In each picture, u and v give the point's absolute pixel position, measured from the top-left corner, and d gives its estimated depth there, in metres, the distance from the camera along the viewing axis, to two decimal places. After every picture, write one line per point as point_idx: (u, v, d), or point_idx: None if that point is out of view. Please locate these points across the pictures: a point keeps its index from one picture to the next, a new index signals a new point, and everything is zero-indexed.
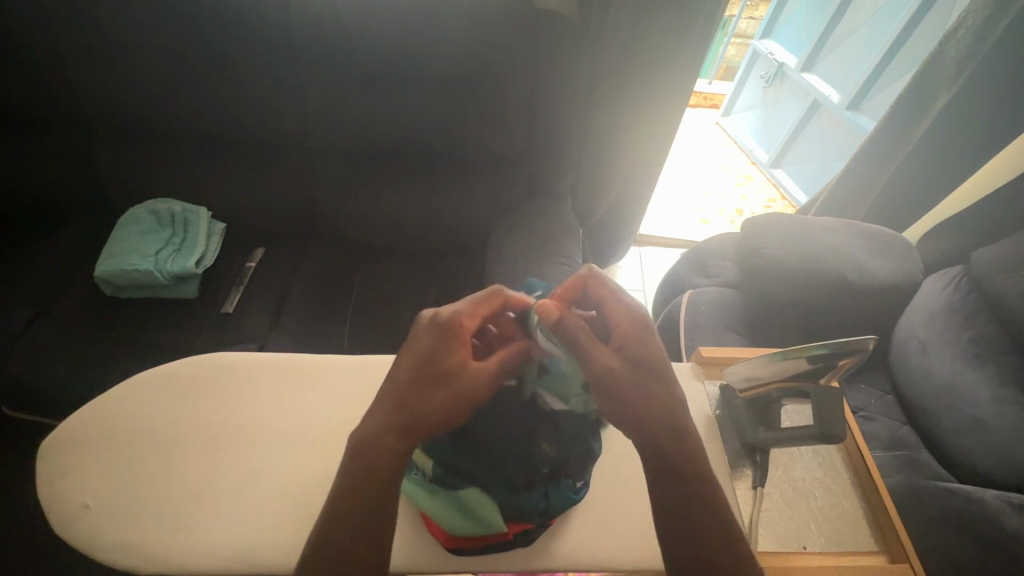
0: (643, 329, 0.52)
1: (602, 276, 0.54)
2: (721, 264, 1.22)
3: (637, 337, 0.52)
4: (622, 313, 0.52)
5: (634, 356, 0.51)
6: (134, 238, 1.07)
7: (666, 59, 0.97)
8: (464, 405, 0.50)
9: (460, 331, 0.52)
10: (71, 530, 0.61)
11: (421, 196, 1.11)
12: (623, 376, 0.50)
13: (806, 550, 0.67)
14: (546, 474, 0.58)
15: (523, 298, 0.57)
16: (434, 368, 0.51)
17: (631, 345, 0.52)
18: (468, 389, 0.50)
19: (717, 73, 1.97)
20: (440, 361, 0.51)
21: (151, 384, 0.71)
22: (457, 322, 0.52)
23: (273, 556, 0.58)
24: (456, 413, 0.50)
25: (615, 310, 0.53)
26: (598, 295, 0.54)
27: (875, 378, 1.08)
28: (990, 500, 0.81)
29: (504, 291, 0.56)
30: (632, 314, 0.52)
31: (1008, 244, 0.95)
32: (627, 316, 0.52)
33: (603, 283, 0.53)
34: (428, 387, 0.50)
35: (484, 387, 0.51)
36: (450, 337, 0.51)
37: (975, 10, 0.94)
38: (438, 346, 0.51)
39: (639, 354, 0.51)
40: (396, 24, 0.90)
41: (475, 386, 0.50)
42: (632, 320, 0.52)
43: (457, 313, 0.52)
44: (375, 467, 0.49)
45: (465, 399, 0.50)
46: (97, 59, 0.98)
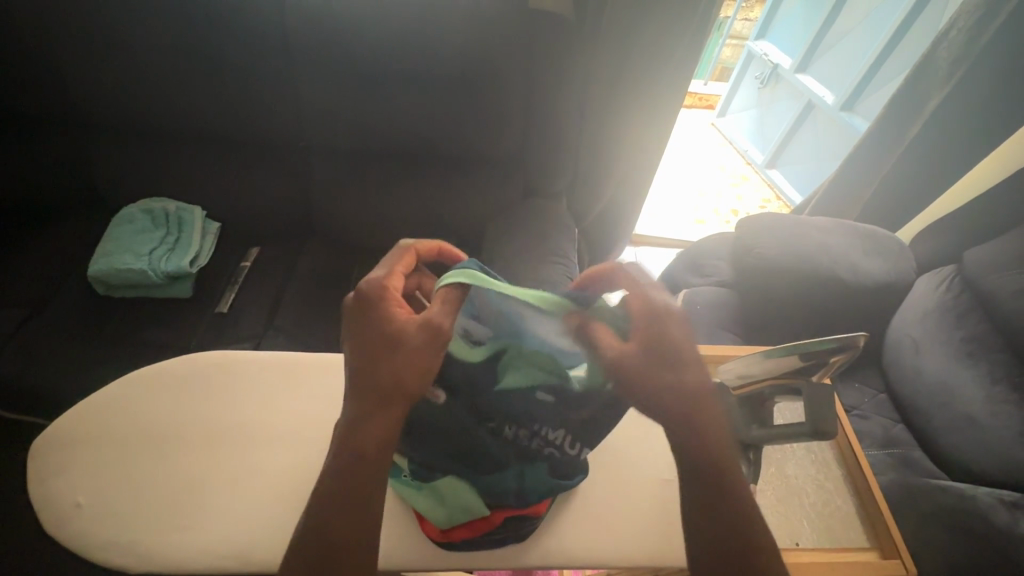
0: (662, 324, 0.47)
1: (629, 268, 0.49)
2: (717, 264, 1.23)
3: (654, 332, 0.47)
4: (639, 301, 0.48)
5: (650, 347, 0.47)
6: (128, 237, 1.07)
7: (662, 58, 0.97)
8: (429, 347, 0.48)
9: (386, 290, 0.50)
10: (63, 527, 0.61)
11: (418, 196, 1.11)
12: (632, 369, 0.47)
13: (798, 546, 0.67)
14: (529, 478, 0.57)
15: (429, 247, 0.58)
16: (381, 334, 0.48)
17: (648, 335, 0.47)
18: (419, 333, 0.48)
19: (713, 73, 1.97)
20: (381, 323, 0.48)
21: (145, 382, 0.71)
22: (381, 285, 0.50)
23: (266, 554, 0.58)
24: (425, 357, 0.48)
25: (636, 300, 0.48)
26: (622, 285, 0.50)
27: (869, 377, 1.09)
28: (982, 497, 0.82)
29: (409, 244, 0.56)
30: (651, 304, 0.47)
31: (1001, 243, 0.96)
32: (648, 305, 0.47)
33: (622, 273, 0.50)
34: (383, 352, 0.48)
35: (438, 324, 0.48)
36: (379, 300, 0.49)
37: (966, 12, 0.95)
38: (372, 314, 0.49)
39: (657, 348, 0.47)
40: (393, 23, 0.90)
41: (427, 324, 0.48)
42: (651, 312, 0.47)
43: (377, 278, 0.51)
44: (371, 459, 0.48)
45: (426, 342, 0.48)
46: (92, 58, 0.98)
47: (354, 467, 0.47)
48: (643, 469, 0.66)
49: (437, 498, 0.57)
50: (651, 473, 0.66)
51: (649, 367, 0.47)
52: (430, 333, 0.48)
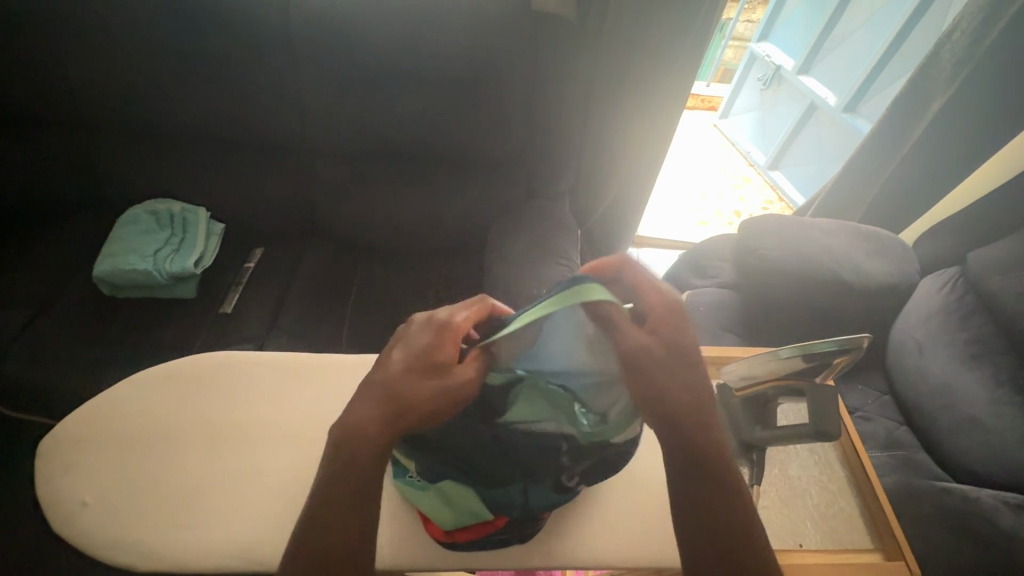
0: (675, 318, 0.50)
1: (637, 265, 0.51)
2: (720, 265, 1.23)
3: (667, 322, 0.50)
4: (655, 299, 0.50)
5: (667, 336, 0.49)
6: (132, 237, 1.07)
7: (665, 60, 0.97)
8: (455, 401, 0.49)
9: (461, 325, 0.51)
10: (69, 526, 0.61)
11: (420, 197, 1.11)
12: (654, 357, 0.48)
13: (802, 547, 0.67)
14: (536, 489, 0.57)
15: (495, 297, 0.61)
16: (429, 361, 0.49)
17: (665, 325, 0.50)
18: (460, 385, 0.49)
19: (716, 75, 1.92)
20: (437, 352, 0.49)
21: (152, 381, 0.71)
22: (459, 317, 0.52)
23: (270, 553, 0.59)
24: (446, 408, 0.48)
25: (651, 295, 0.50)
26: (633, 282, 0.51)
27: (872, 379, 1.09)
28: (986, 499, 0.82)
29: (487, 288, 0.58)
30: (667, 299, 0.50)
31: (1006, 244, 0.96)
32: (661, 301, 0.50)
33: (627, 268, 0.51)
34: (422, 378, 0.48)
35: (472, 385, 0.49)
36: (450, 330, 0.50)
37: (969, 14, 0.95)
38: (435, 338, 0.50)
39: (671, 336, 0.49)
40: (395, 24, 0.90)
41: (468, 380, 0.49)
42: (667, 305, 0.50)
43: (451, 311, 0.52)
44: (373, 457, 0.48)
45: (456, 395, 0.48)
46: (97, 59, 0.98)
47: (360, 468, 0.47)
48: (646, 471, 0.66)
49: (440, 497, 0.57)
50: (654, 474, 0.66)
51: (668, 356, 0.49)
52: (468, 383, 0.49)
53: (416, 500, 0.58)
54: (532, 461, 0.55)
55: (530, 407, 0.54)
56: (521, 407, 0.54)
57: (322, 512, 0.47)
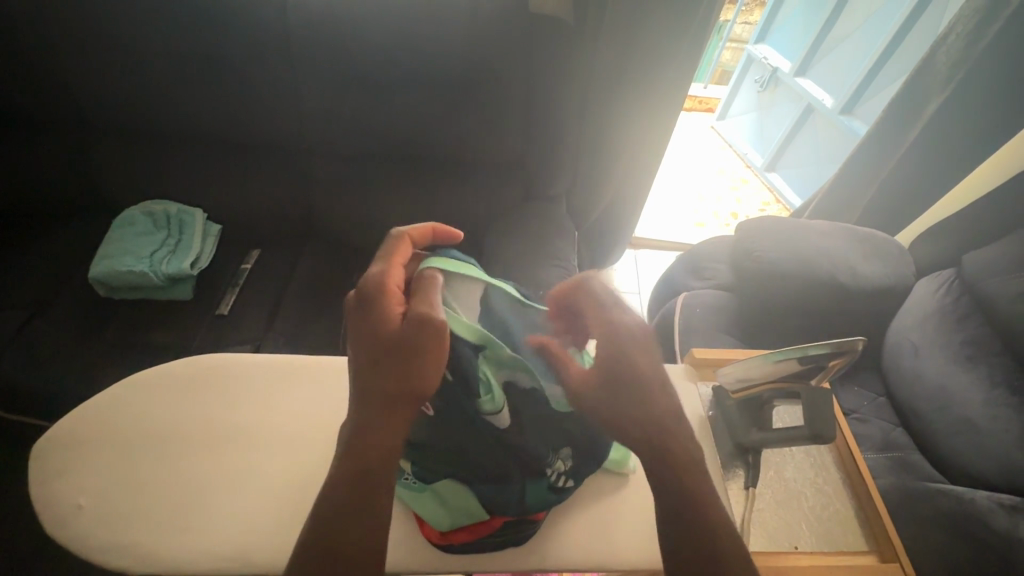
0: (624, 340, 0.51)
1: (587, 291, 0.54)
2: (716, 267, 1.23)
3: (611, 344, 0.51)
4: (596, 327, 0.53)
5: (608, 364, 0.51)
6: (128, 238, 1.07)
7: (662, 63, 0.97)
8: (429, 340, 0.47)
9: (377, 291, 0.50)
10: (64, 529, 0.61)
11: (418, 198, 1.11)
12: (592, 384, 0.51)
13: (797, 549, 0.68)
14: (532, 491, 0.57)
15: (426, 229, 0.58)
16: (381, 332, 0.48)
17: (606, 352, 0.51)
18: (414, 330, 0.47)
19: (713, 76, 2.05)
20: (379, 327, 0.48)
21: (148, 383, 0.71)
22: (374, 287, 0.50)
23: (267, 556, 0.58)
24: (428, 352, 0.47)
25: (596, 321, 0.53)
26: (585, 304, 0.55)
27: (868, 380, 1.10)
28: (980, 500, 0.82)
29: (392, 236, 0.55)
30: (609, 326, 0.52)
31: (1001, 247, 0.96)
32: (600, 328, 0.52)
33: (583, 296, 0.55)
34: (388, 354, 0.48)
35: (429, 318, 0.47)
36: (372, 304, 0.49)
37: (965, 15, 0.96)
38: (369, 318, 0.49)
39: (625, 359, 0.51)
40: (393, 25, 0.90)
41: (418, 319, 0.47)
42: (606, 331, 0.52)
43: (374, 275, 0.51)
44: (369, 460, 0.48)
45: (423, 339, 0.47)
46: (94, 60, 0.98)
47: (358, 468, 0.48)
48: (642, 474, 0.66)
49: (437, 499, 0.58)
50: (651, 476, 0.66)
51: (635, 368, 0.51)
52: (421, 326, 0.47)
53: (412, 503, 0.59)
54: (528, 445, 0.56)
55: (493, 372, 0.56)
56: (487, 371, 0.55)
57: (322, 510, 0.48)
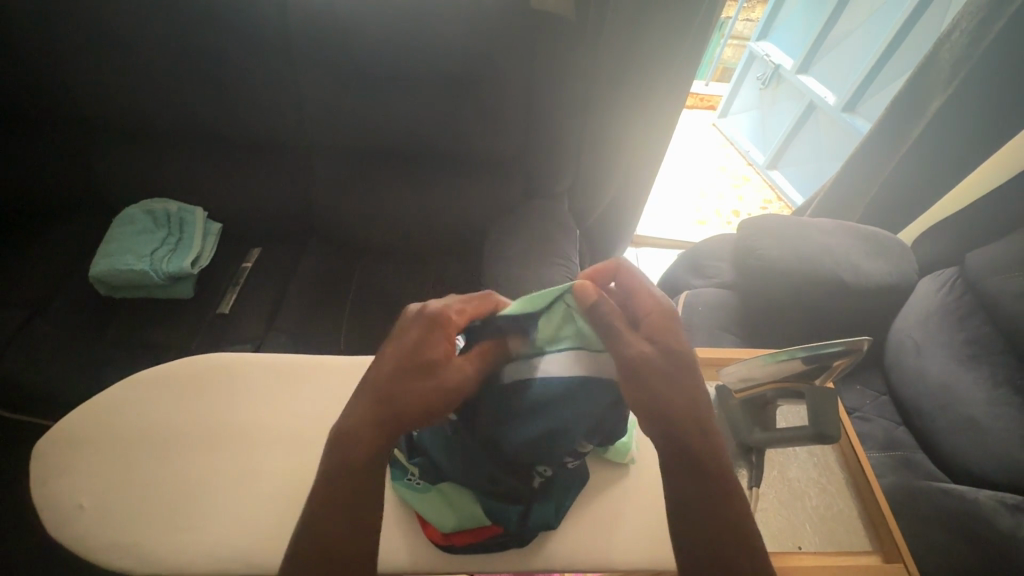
0: (668, 326, 0.52)
1: (633, 267, 0.54)
2: (719, 266, 1.23)
3: (666, 324, 0.52)
4: (652, 304, 0.52)
5: (665, 344, 0.51)
6: (128, 238, 1.07)
7: (663, 59, 0.96)
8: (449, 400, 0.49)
9: (447, 321, 0.52)
10: (66, 531, 0.60)
11: (419, 196, 1.11)
12: (654, 365, 0.49)
13: (801, 550, 0.67)
14: (534, 490, 0.57)
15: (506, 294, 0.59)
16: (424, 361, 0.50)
17: (662, 331, 0.51)
18: (453, 384, 0.50)
19: (715, 74, 1.97)
20: (428, 349, 0.50)
21: (149, 384, 0.71)
22: (450, 313, 0.52)
23: (270, 557, 0.58)
24: (436, 413, 0.49)
25: (648, 300, 0.53)
26: (627, 285, 0.55)
27: (871, 379, 1.10)
28: (983, 499, 0.81)
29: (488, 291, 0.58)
30: (661, 304, 0.52)
31: (1004, 245, 0.95)
32: (657, 305, 0.52)
33: (625, 270, 0.55)
34: (417, 375, 0.49)
35: (468, 384, 0.50)
36: (438, 324, 0.51)
37: (968, 14, 0.95)
38: (426, 331, 0.51)
39: (667, 342, 0.51)
40: (393, 22, 0.89)
41: (463, 380, 0.50)
42: (660, 309, 0.52)
43: (444, 307, 0.53)
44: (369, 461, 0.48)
45: (448, 393, 0.49)
46: (93, 58, 0.98)
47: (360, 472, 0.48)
48: (647, 473, 0.66)
49: (438, 498, 0.58)
50: (654, 474, 0.66)
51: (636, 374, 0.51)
52: (462, 384, 0.50)
53: (413, 503, 0.59)
54: (542, 431, 0.52)
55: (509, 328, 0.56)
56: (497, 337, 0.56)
57: (324, 509, 0.48)
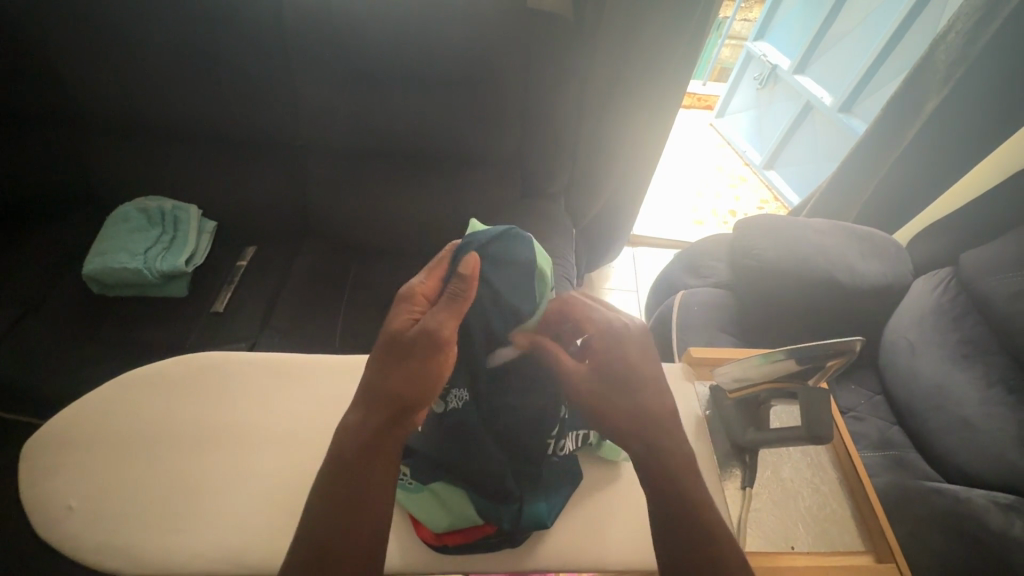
0: (613, 342, 0.56)
1: (572, 301, 0.59)
2: (714, 266, 1.23)
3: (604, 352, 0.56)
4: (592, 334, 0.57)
5: (603, 362, 0.56)
6: (121, 236, 1.06)
7: (660, 59, 0.96)
8: (425, 353, 0.50)
9: (411, 294, 0.53)
10: (56, 532, 0.60)
11: (415, 195, 1.11)
12: (591, 382, 0.55)
13: (793, 550, 0.67)
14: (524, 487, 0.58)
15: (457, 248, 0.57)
16: (390, 335, 0.51)
17: (602, 347, 0.56)
18: (420, 338, 0.50)
19: (712, 74, 2.03)
20: (392, 325, 0.52)
21: (140, 384, 0.71)
22: (408, 287, 0.54)
23: (261, 558, 0.58)
24: (416, 376, 0.50)
25: (592, 328, 0.57)
26: (574, 315, 0.59)
27: (865, 379, 1.10)
28: (976, 499, 0.82)
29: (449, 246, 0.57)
30: (603, 325, 0.56)
31: (998, 245, 0.96)
32: (599, 334, 0.56)
33: (571, 302, 0.60)
34: (388, 349, 0.51)
35: (435, 331, 0.50)
36: (398, 302, 0.53)
37: (965, 15, 0.95)
38: (390, 313, 0.53)
39: (605, 361, 0.55)
40: (389, 22, 0.89)
41: (422, 330, 0.50)
42: (604, 332, 0.56)
43: (409, 284, 0.54)
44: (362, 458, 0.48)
45: (423, 351, 0.50)
46: (86, 55, 0.97)
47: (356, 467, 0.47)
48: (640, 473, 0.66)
49: (430, 497, 0.58)
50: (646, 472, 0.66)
51: None
52: (426, 338, 0.50)
53: (404, 503, 0.58)
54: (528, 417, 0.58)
55: (513, 251, 0.61)
56: (502, 260, 0.60)
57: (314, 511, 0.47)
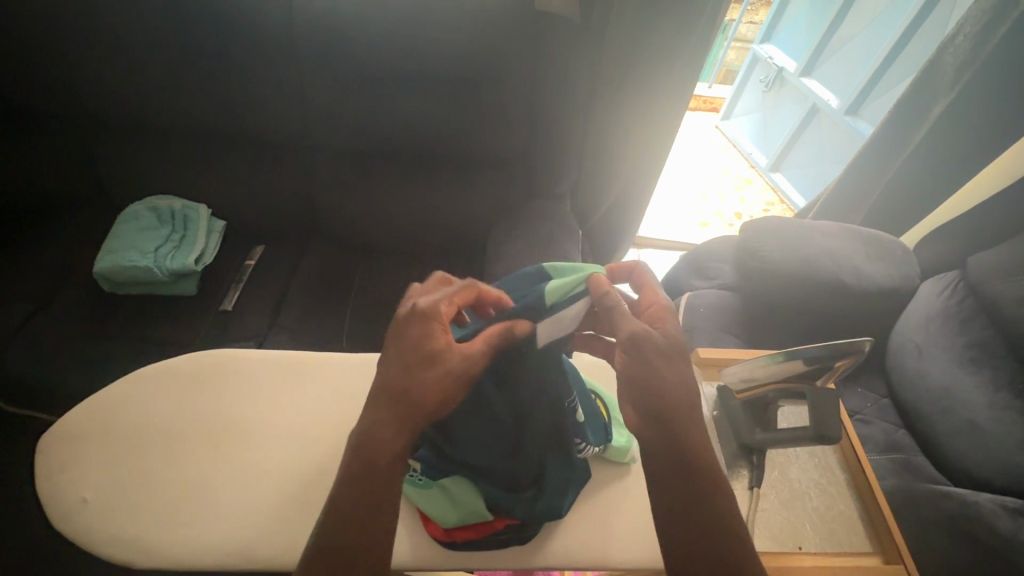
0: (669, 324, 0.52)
1: (643, 267, 0.58)
2: (720, 267, 1.23)
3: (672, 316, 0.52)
4: (651, 296, 0.55)
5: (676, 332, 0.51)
6: (132, 234, 1.07)
7: (667, 61, 0.96)
8: (457, 385, 0.47)
9: (440, 313, 0.50)
10: (68, 524, 0.61)
11: (420, 196, 1.12)
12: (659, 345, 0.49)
13: (801, 550, 0.67)
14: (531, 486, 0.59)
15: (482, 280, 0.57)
16: (423, 353, 0.48)
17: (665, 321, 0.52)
18: (456, 374, 0.47)
19: (718, 77, 2.00)
20: (426, 342, 0.48)
21: (151, 379, 0.71)
22: (436, 307, 0.50)
23: (270, 553, 0.58)
24: (445, 402, 0.46)
25: (653, 294, 0.55)
26: (637, 284, 0.58)
27: (872, 382, 1.10)
28: (984, 503, 0.81)
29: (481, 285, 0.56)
30: (663, 300, 0.54)
31: (1006, 248, 0.95)
32: (659, 299, 0.54)
33: (639, 271, 0.58)
34: (419, 366, 0.47)
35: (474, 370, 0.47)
36: (429, 319, 0.49)
37: (972, 18, 0.95)
38: (421, 327, 0.49)
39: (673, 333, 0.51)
40: (394, 26, 0.90)
41: (464, 366, 0.47)
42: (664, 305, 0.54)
43: (434, 301, 0.51)
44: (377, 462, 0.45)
45: (450, 385, 0.47)
46: (97, 55, 0.98)
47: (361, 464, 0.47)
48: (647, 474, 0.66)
49: (441, 495, 0.58)
50: None
51: None
52: (464, 374, 0.47)
53: (415, 500, 0.59)
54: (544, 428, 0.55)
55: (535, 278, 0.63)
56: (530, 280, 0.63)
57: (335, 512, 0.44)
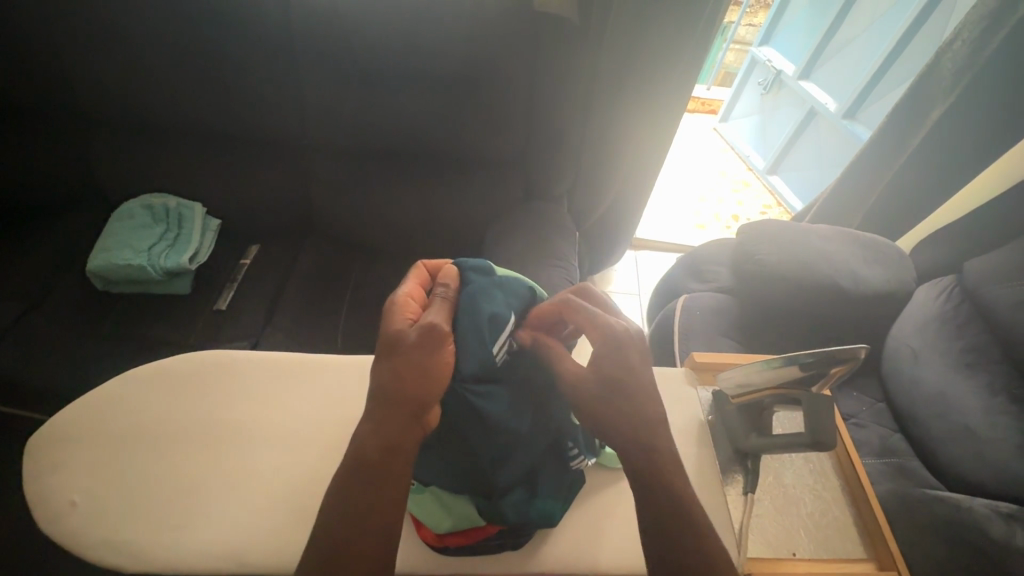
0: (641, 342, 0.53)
1: (574, 308, 0.56)
2: (718, 270, 1.23)
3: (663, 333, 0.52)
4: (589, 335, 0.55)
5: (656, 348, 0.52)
6: (125, 232, 1.06)
7: (665, 61, 0.96)
8: (429, 348, 0.51)
9: (399, 301, 0.55)
10: (56, 526, 0.60)
11: (417, 196, 1.11)
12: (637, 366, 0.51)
13: (795, 557, 0.67)
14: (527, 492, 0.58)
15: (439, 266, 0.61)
16: (388, 336, 0.52)
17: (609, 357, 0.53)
18: (419, 338, 0.51)
19: (718, 77, 2.05)
20: (389, 327, 0.52)
21: (145, 380, 0.71)
22: (396, 298, 0.55)
23: (260, 557, 0.58)
24: (420, 367, 0.50)
25: (594, 334, 0.55)
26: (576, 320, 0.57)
27: (867, 386, 1.10)
28: (978, 508, 0.81)
29: (424, 263, 0.61)
30: (605, 337, 0.54)
31: (1003, 254, 0.95)
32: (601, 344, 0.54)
33: (572, 308, 0.56)
34: (390, 349, 0.51)
35: (436, 329, 0.51)
36: (390, 310, 0.54)
37: (971, 22, 0.95)
38: (383, 319, 0.53)
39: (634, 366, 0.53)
40: (392, 23, 0.89)
41: (425, 328, 0.51)
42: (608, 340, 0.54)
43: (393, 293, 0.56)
44: (366, 456, 0.46)
45: (426, 346, 0.51)
46: (92, 51, 0.97)
47: (353, 461, 0.46)
48: None
49: (434, 500, 0.58)
50: None
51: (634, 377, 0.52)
52: (430, 334, 0.51)
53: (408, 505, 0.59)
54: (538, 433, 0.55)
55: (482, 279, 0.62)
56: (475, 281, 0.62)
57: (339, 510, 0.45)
